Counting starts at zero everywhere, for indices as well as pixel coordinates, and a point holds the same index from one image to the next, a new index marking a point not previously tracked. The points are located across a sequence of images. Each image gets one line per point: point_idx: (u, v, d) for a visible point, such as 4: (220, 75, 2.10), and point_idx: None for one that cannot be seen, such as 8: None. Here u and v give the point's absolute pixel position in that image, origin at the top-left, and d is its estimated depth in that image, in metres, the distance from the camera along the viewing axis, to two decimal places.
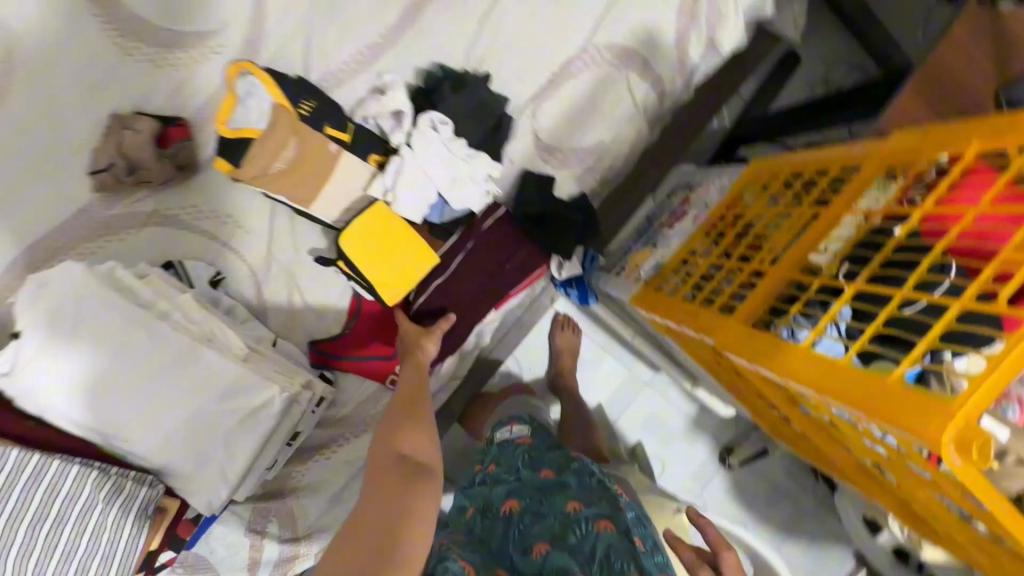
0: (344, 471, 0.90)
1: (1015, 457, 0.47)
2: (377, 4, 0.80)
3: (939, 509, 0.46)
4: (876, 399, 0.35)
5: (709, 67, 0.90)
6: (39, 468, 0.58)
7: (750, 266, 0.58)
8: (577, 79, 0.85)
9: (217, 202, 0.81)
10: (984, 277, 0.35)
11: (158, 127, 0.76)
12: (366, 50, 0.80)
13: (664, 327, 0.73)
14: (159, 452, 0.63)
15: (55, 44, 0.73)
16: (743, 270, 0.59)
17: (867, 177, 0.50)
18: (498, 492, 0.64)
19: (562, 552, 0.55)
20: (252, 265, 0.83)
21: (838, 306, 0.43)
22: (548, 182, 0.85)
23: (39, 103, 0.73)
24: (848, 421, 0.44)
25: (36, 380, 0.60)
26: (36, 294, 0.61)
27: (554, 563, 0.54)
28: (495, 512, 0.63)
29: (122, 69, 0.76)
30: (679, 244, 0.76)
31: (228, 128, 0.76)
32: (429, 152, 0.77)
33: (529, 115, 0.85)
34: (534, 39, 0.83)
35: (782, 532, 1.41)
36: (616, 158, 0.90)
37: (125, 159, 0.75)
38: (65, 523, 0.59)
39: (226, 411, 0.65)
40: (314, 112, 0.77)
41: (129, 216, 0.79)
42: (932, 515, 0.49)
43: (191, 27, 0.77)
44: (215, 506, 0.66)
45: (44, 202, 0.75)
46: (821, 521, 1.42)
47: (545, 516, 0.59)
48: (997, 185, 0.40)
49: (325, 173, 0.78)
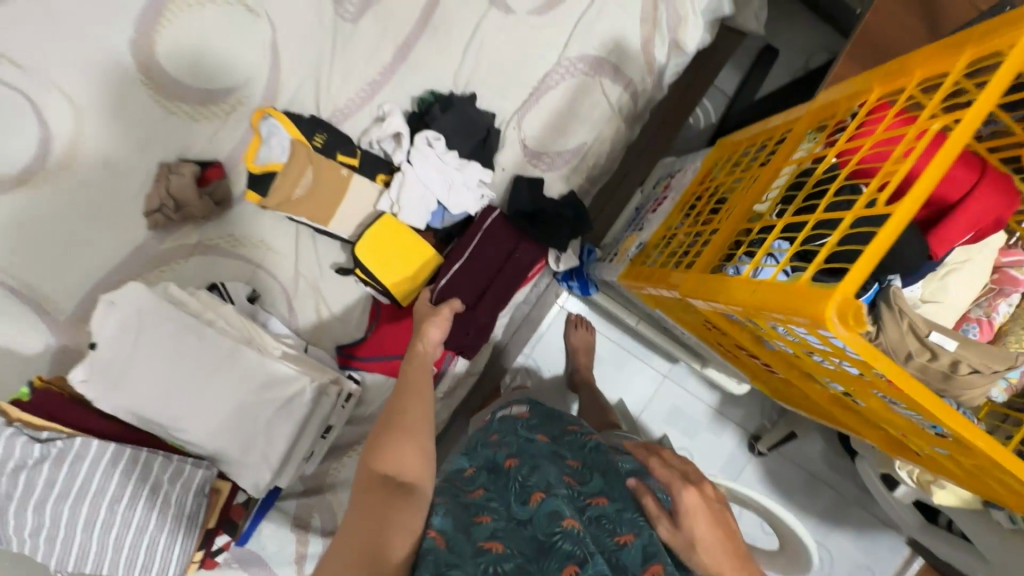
0: None
1: (967, 366, 0.51)
2: (374, 47, 0.92)
3: (894, 416, 0.50)
4: (786, 298, 0.41)
5: (677, 65, 0.98)
6: (116, 456, 0.68)
7: (712, 225, 0.65)
8: (555, 90, 0.95)
9: (251, 229, 0.93)
10: (869, 190, 0.41)
11: (198, 170, 0.88)
12: (367, 87, 0.93)
13: (652, 298, 0.79)
14: (211, 439, 0.73)
15: (116, 112, 0.89)
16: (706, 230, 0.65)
17: (799, 132, 0.57)
18: (501, 450, 0.64)
19: (557, 498, 0.54)
20: (283, 282, 0.94)
21: (769, 237, 0.49)
22: (537, 184, 0.94)
23: (107, 162, 0.89)
24: (793, 339, 0.50)
25: (110, 382, 0.71)
26: (107, 312, 0.72)
27: (550, 508, 0.53)
28: (498, 469, 0.62)
29: (168, 126, 0.91)
30: (660, 222, 0.83)
31: (257, 165, 0.88)
32: (426, 165, 0.87)
33: (515, 127, 0.95)
34: (513, 60, 0.94)
35: (825, 520, 1.38)
36: (599, 156, 0.98)
37: (173, 199, 0.87)
38: (139, 502, 0.68)
39: (265, 401, 0.75)
40: (327, 143, 0.90)
41: (179, 249, 0.91)
42: (896, 428, 0.53)
43: (219, 85, 0.91)
44: (261, 488, 0.76)
45: (114, 242, 0.91)
46: (867, 507, 1.38)
47: (542, 470, 0.59)
48: (891, 119, 0.46)
49: (339, 194, 0.90)
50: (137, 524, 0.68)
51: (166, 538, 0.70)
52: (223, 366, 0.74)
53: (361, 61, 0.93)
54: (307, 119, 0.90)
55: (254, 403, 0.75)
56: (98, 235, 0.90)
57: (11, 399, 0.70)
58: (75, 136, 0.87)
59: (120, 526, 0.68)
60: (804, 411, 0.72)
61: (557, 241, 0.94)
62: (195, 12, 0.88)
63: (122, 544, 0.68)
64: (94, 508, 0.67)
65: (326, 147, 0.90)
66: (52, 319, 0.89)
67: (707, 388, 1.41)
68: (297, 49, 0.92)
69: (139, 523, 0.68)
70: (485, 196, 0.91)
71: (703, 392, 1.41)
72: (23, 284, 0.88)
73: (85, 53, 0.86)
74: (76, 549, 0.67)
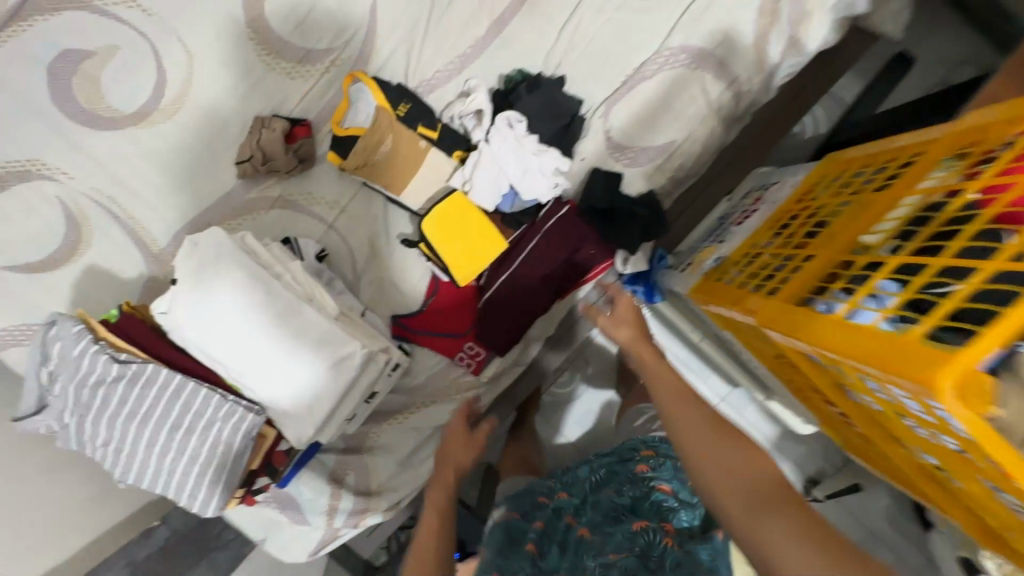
0: (412, 438, 1.00)
1: None
2: (469, 20, 0.91)
3: (1001, 509, 0.42)
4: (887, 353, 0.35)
5: (792, 66, 0.88)
6: (179, 386, 0.73)
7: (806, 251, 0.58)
8: (650, 82, 0.88)
9: (329, 190, 0.96)
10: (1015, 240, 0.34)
11: (288, 127, 0.91)
12: (457, 60, 0.91)
13: (722, 317, 0.73)
14: (264, 386, 0.77)
15: (224, 64, 0.95)
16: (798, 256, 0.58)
17: (932, 158, 0.48)
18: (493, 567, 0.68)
19: None
20: (350, 246, 0.96)
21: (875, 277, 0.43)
22: (615, 179, 0.89)
23: (211, 111, 0.96)
24: (886, 398, 0.43)
25: (184, 317, 0.76)
26: (191, 251, 0.78)
27: None
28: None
29: (267, 81, 0.95)
30: (745, 238, 0.76)
31: (340, 128, 0.91)
32: (503, 147, 0.85)
33: (601, 116, 0.90)
34: (609, 45, 0.89)
35: None
36: (688, 157, 0.91)
37: (262, 152, 0.91)
38: (193, 433, 0.73)
39: (317, 359, 0.78)
40: (409, 113, 0.90)
41: (262, 200, 0.96)
42: (999, 522, 0.45)
43: (318, 46, 0.94)
44: (302, 441, 0.79)
45: (208, 185, 0.98)
46: None
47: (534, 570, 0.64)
48: None
49: (415, 165, 0.90)
50: (190, 453, 0.73)
51: (211, 474, 0.74)
52: (283, 322, 0.77)
53: (454, 33, 0.91)
54: (394, 87, 0.91)
55: (308, 362, 0.77)
56: (197, 177, 0.98)
57: (101, 318, 0.77)
58: (187, 85, 0.95)
59: (175, 451, 0.73)
60: (876, 471, 0.64)
61: (628, 243, 0.89)
62: None
63: (176, 468, 0.73)
64: (156, 431, 0.72)
65: (408, 117, 0.90)
66: (147, 251, 0.99)
67: (767, 420, 1.30)
68: (394, 17, 0.93)
69: (192, 453, 0.73)
70: (560, 185, 0.87)
71: (762, 424, 1.31)
72: (133, 213, 0.98)
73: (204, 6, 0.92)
74: (136, 465, 0.73)
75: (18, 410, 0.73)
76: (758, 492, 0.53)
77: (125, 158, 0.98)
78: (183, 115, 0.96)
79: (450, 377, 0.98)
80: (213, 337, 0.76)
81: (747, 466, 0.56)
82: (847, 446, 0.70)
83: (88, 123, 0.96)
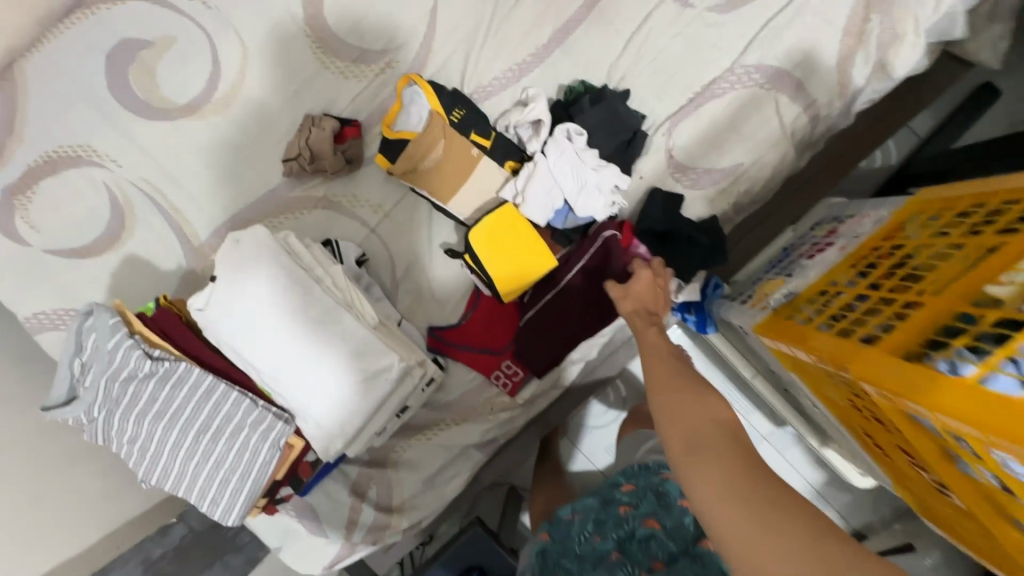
0: (440, 456, 0.95)
1: None
2: (531, 27, 0.87)
3: None
4: None
5: (876, 91, 0.82)
6: (210, 387, 0.70)
7: (905, 296, 0.51)
8: (720, 101, 0.83)
9: (374, 192, 0.93)
10: None
11: (337, 127, 0.89)
12: (515, 68, 0.88)
13: (788, 359, 0.67)
14: (297, 394, 0.73)
15: (278, 60, 0.93)
16: (895, 301, 0.52)
17: None
18: None
19: None
20: (391, 252, 0.93)
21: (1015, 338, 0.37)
22: (675, 201, 0.84)
23: (262, 105, 0.95)
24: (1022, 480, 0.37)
25: (220, 315, 0.74)
26: (232, 249, 0.75)
27: None
28: None
29: (320, 79, 0.93)
30: (819, 274, 0.69)
31: (391, 131, 0.88)
32: (560, 160, 0.80)
33: (664, 134, 0.85)
34: (678, 60, 0.84)
35: None
36: (754, 182, 0.86)
37: (310, 151, 0.89)
38: (221, 437, 0.70)
39: (352, 369, 0.74)
40: (463, 120, 0.86)
41: (306, 199, 0.94)
42: None
43: (373, 46, 0.91)
44: (331, 453, 0.75)
45: (253, 181, 0.96)
46: None
47: None
48: None
49: (465, 174, 0.87)
50: (217, 458, 0.70)
51: (235, 482, 0.70)
52: (322, 328, 0.74)
53: (515, 39, 0.88)
54: (449, 91, 0.87)
55: (343, 373, 0.74)
56: (243, 172, 0.96)
57: (137, 311, 0.75)
58: (241, 78, 0.94)
59: (201, 455, 0.70)
60: (957, 541, 0.58)
61: (684, 269, 0.84)
62: None
63: (201, 472, 0.70)
64: (183, 432, 0.69)
65: (462, 123, 0.87)
66: (187, 243, 0.98)
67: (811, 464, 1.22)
68: (454, 20, 0.89)
69: (218, 458, 0.70)
70: (616, 204, 0.82)
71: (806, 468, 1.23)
72: (176, 204, 0.97)
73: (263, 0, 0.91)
74: (160, 466, 0.70)
75: (47, 399, 0.71)
76: (769, 511, 0.40)
77: (172, 149, 0.97)
78: (234, 109, 0.95)
79: (483, 395, 0.93)
80: (248, 341, 0.74)
81: (746, 445, 0.46)
82: (923, 512, 0.63)
83: (141, 113, 0.96)
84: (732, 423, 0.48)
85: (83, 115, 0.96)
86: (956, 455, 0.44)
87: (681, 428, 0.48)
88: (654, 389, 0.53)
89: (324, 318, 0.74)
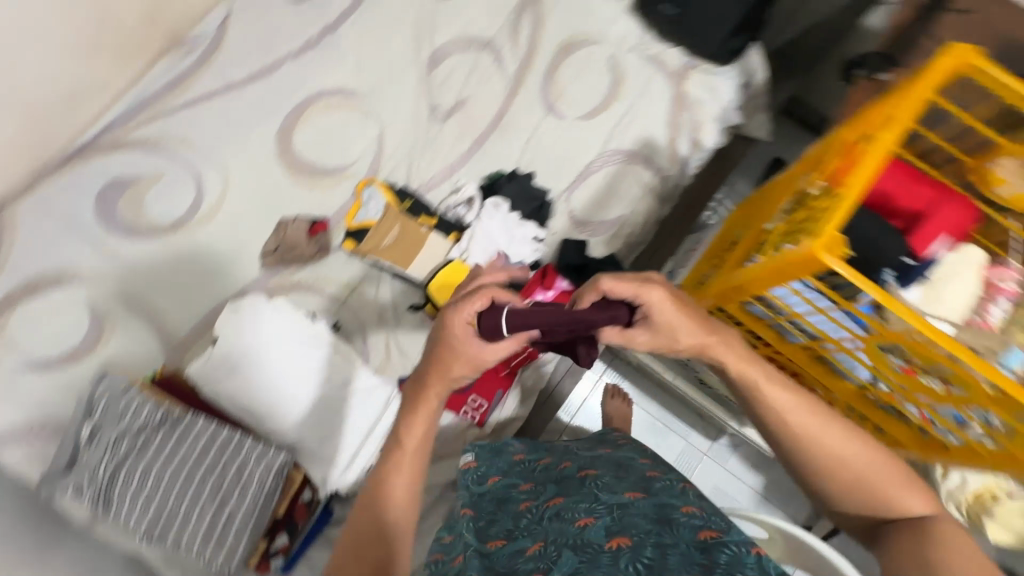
0: (425, 500, 1.02)
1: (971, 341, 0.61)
2: (456, 139, 1.18)
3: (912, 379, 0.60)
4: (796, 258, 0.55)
5: (698, 159, 1.20)
6: (215, 431, 0.79)
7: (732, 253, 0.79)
8: (597, 174, 1.17)
9: (342, 273, 1.11)
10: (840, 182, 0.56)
11: (310, 224, 1.11)
12: (448, 168, 1.17)
13: None
14: (296, 426, 0.84)
15: (254, 180, 1.15)
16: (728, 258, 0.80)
17: (793, 173, 0.73)
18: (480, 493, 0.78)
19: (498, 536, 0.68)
20: (362, 319, 1.09)
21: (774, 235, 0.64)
22: (582, 245, 1.11)
23: (240, 217, 1.14)
24: None
25: (223, 371, 0.85)
26: (230, 316, 0.87)
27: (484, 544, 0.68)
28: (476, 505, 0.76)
29: (290, 192, 1.15)
30: (690, 270, 0.98)
31: (354, 222, 1.11)
32: (493, 223, 1.09)
33: (564, 201, 1.15)
34: (564, 151, 1.18)
35: None
36: (635, 226, 1.16)
37: (287, 244, 1.09)
38: (229, 475, 0.77)
39: (345, 397, 0.86)
40: (412, 207, 1.12)
41: (283, 287, 1.10)
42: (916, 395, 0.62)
43: (333, 162, 1.16)
44: (330, 480, 0.83)
45: (233, 279, 1.12)
46: None
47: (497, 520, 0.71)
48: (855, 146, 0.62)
49: (418, 245, 1.09)
50: (226, 496, 0.77)
51: (242, 519, 0.76)
52: (316, 365, 0.86)
53: (445, 149, 1.18)
54: (399, 189, 1.15)
55: (334, 400, 0.85)
56: (223, 273, 1.12)
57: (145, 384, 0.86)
58: (222, 198, 1.14)
59: (211, 495, 0.76)
60: None
61: None
62: (326, 113, 1.18)
63: (211, 513, 0.76)
64: (187, 478, 0.76)
65: (412, 209, 1.12)
66: (169, 341, 1.09)
67: (747, 467, 1.41)
68: (397, 139, 1.18)
69: (227, 496, 0.77)
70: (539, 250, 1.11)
71: (744, 473, 1.41)
72: (158, 308, 1.09)
73: (242, 139, 1.16)
74: (167, 515, 0.75)
75: (46, 471, 0.76)
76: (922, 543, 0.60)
77: (156, 260, 1.10)
78: (216, 222, 1.13)
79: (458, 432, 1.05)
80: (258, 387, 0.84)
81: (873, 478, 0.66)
82: None
83: (125, 234, 1.10)
84: (866, 465, 0.67)
85: (69, 238, 1.07)
86: (792, 333, 0.69)
87: (817, 454, 0.68)
88: (817, 444, 0.68)
89: (323, 364, 0.87)
